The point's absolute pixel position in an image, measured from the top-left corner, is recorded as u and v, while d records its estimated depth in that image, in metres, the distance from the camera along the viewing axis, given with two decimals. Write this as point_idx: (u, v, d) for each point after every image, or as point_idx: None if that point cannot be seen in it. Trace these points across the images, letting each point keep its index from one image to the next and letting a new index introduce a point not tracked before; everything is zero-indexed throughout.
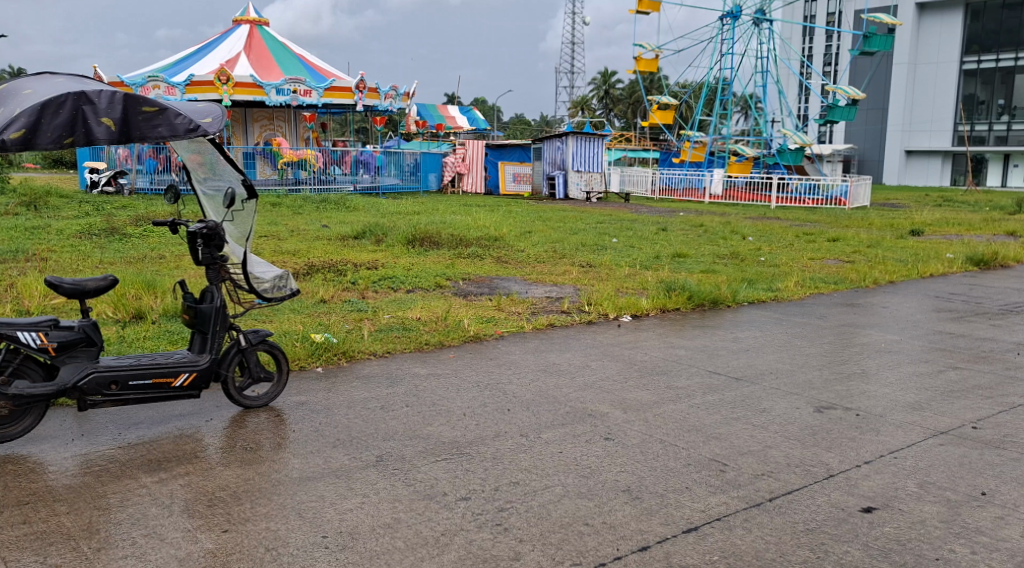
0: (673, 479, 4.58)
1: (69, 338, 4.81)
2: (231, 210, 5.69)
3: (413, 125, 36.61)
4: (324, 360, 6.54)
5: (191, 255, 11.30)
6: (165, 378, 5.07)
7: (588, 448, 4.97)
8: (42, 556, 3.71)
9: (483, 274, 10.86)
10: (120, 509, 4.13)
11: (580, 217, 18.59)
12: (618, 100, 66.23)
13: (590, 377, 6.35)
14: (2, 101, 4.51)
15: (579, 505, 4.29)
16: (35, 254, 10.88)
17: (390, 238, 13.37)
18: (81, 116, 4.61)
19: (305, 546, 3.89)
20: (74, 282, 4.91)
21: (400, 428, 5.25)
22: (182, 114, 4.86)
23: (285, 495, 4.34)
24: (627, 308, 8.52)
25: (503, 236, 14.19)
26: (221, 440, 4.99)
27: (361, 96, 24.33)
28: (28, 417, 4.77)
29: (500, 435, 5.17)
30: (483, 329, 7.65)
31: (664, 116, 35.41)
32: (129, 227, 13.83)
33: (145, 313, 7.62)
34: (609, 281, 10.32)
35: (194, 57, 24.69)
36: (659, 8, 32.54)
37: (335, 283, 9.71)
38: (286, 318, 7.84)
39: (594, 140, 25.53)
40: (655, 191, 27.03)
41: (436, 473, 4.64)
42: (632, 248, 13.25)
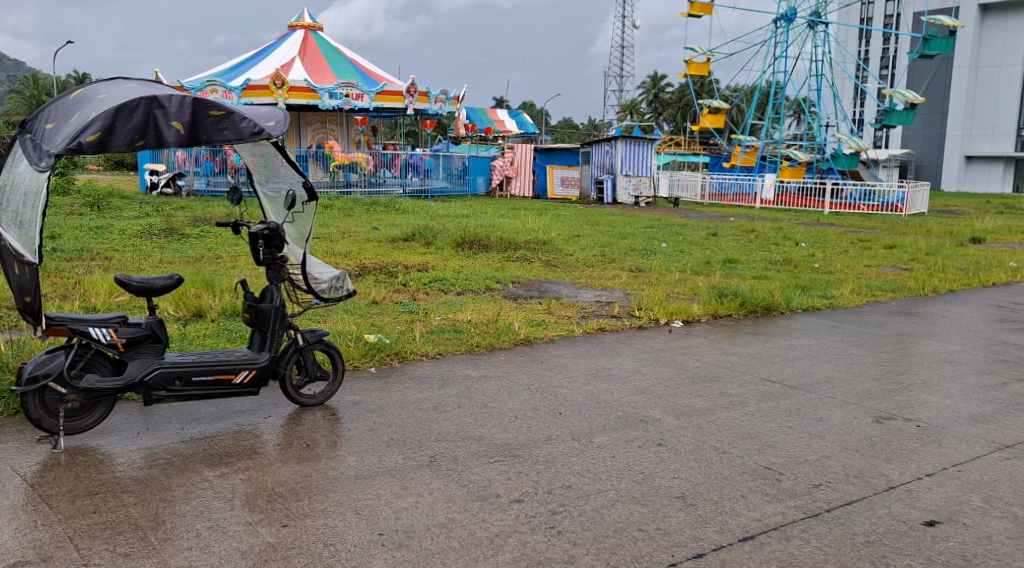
0: (728, 487, 4.56)
1: (137, 334, 4.95)
2: (292, 211, 5.82)
3: (462, 129, 36.82)
4: (378, 360, 6.65)
5: (246, 256, 11.53)
6: (227, 374, 5.20)
7: (641, 454, 4.97)
8: (112, 545, 3.83)
9: (532, 277, 10.90)
10: (184, 501, 4.25)
11: (629, 222, 18.50)
12: (668, 103, 65.81)
13: (641, 382, 6.34)
14: (78, 106, 4.66)
15: (632, 510, 4.30)
16: (98, 254, 11.13)
17: (439, 241, 13.50)
18: (153, 120, 4.76)
19: (362, 543, 3.96)
20: (142, 280, 5.05)
21: (453, 429, 5.31)
22: (247, 118, 5.03)
23: (341, 492, 4.42)
24: (678, 313, 8.49)
25: (551, 240, 14.20)
26: (279, 437, 5.09)
27: (412, 100, 24.45)
28: (98, 410, 4.92)
29: (552, 438, 5.20)
30: (534, 332, 7.71)
31: (714, 120, 35.06)
32: (187, 227, 14.17)
33: (205, 312, 7.80)
34: (659, 285, 10.29)
35: (250, 62, 25.17)
36: (711, 11, 32.26)
37: (386, 285, 9.84)
38: (340, 318, 7.98)
39: (642, 145, 25.66)
40: (705, 196, 26.77)
41: (489, 474, 4.68)
42: (682, 254, 13.18)
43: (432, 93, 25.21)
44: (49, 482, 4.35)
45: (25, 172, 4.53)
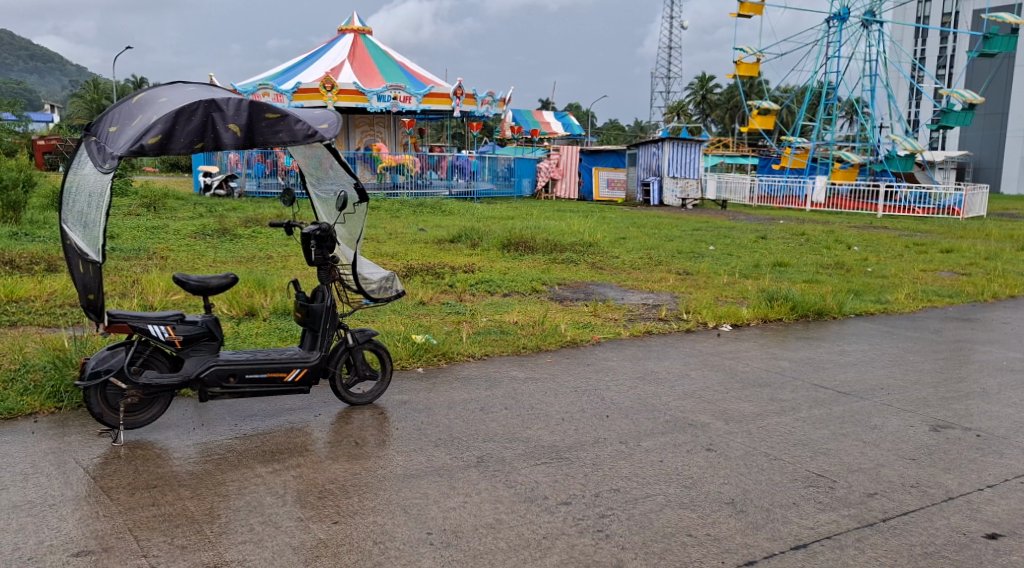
0: (779, 494, 4.52)
1: (193, 332, 5.06)
2: (343, 213, 5.89)
3: (508, 130, 36.91)
4: (425, 361, 6.71)
5: (297, 256, 11.71)
6: (279, 372, 5.30)
7: (690, 459, 4.94)
8: (170, 537, 3.92)
9: (579, 279, 10.89)
10: (238, 496, 4.34)
11: (676, 224, 18.33)
12: (716, 105, 65.24)
13: (690, 386, 6.29)
14: (140, 109, 4.78)
15: (681, 515, 4.28)
16: (155, 254, 11.39)
17: (485, 242, 13.56)
18: (211, 123, 4.86)
19: (411, 542, 4.00)
20: (199, 279, 5.18)
21: (500, 430, 5.34)
22: (302, 120, 5.12)
23: (390, 491, 4.47)
24: (726, 317, 8.41)
25: (597, 242, 14.16)
26: (329, 435, 5.17)
27: (458, 102, 24.56)
28: (155, 406, 5.05)
29: (599, 441, 5.19)
30: (580, 334, 7.71)
31: (765, 121, 34.41)
32: (239, 228, 14.47)
33: (257, 310, 7.95)
34: (707, 288, 10.22)
35: (301, 65, 25.54)
36: (761, 11, 31.86)
37: (433, 286, 9.91)
38: (388, 318, 8.07)
39: (689, 146, 25.39)
40: (754, 198, 26.42)
41: (536, 476, 4.69)
42: (731, 256, 13.04)
43: (478, 96, 25.28)
44: (109, 474, 4.47)
45: (90, 174, 4.66)
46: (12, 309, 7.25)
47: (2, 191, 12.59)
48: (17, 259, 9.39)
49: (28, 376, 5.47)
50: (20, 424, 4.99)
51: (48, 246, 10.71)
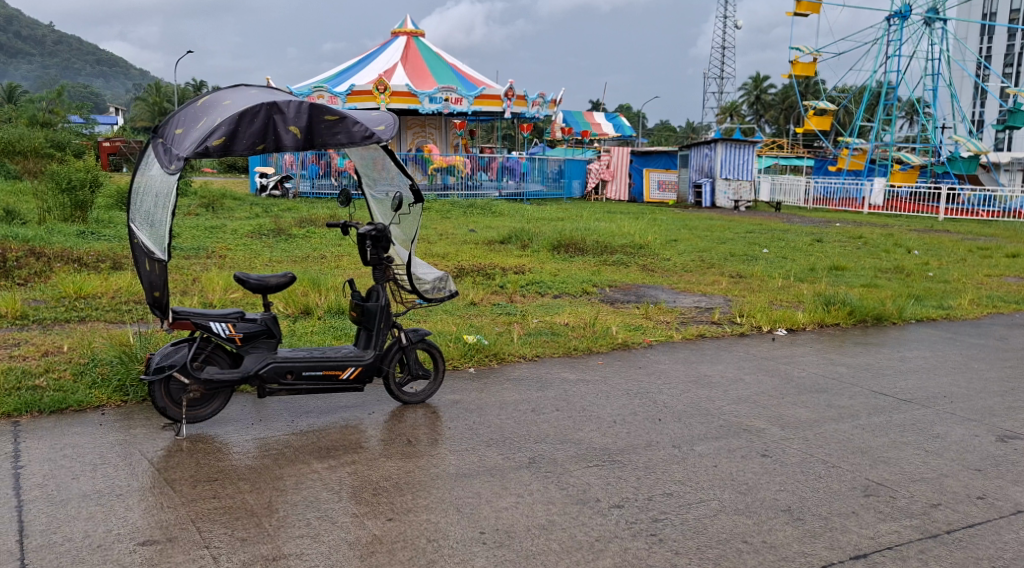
0: (837, 502, 4.45)
1: (253, 329, 5.17)
2: (398, 214, 5.96)
3: (559, 132, 36.82)
4: (476, 361, 6.74)
5: (350, 256, 11.82)
6: (334, 370, 5.38)
7: (745, 464, 4.88)
8: (230, 530, 4.01)
9: (629, 281, 10.86)
10: (295, 491, 4.42)
11: (728, 227, 18.12)
12: (770, 105, 64.37)
13: (744, 391, 6.22)
14: (205, 112, 4.90)
15: (736, 521, 4.24)
16: (214, 252, 11.65)
17: (535, 244, 13.56)
18: (272, 125, 4.97)
19: (464, 540, 4.03)
20: (259, 278, 5.28)
21: (552, 431, 5.35)
22: (359, 122, 5.23)
23: (443, 490, 4.50)
24: (782, 321, 8.28)
25: (648, 244, 14.11)
26: (382, 433, 5.24)
27: (509, 104, 24.61)
28: (216, 401, 5.17)
29: (651, 445, 5.16)
30: (631, 337, 7.67)
31: (821, 123, 33.77)
32: (294, 228, 14.70)
33: (312, 309, 8.08)
34: (761, 292, 10.08)
35: (355, 68, 25.88)
36: (819, 10, 31.35)
37: (484, 287, 9.94)
38: (440, 318, 8.12)
39: (744, 148, 25.06)
40: (809, 201, 25.90)
41: (589, 478, 4.69)
42: (785, 260, 12.84)
43: (530, 97, 25.27)
44: (172, 467, 4.58)
45: (157, 175, 4.77)
46: (80, 306, 7.47)
47: (70, 191, 12.97)
48: (85, 256, 9.67)
49: (96, 371, 5.63)
50: (89, 416, 5.15)
51: (113, 245, 11.00)
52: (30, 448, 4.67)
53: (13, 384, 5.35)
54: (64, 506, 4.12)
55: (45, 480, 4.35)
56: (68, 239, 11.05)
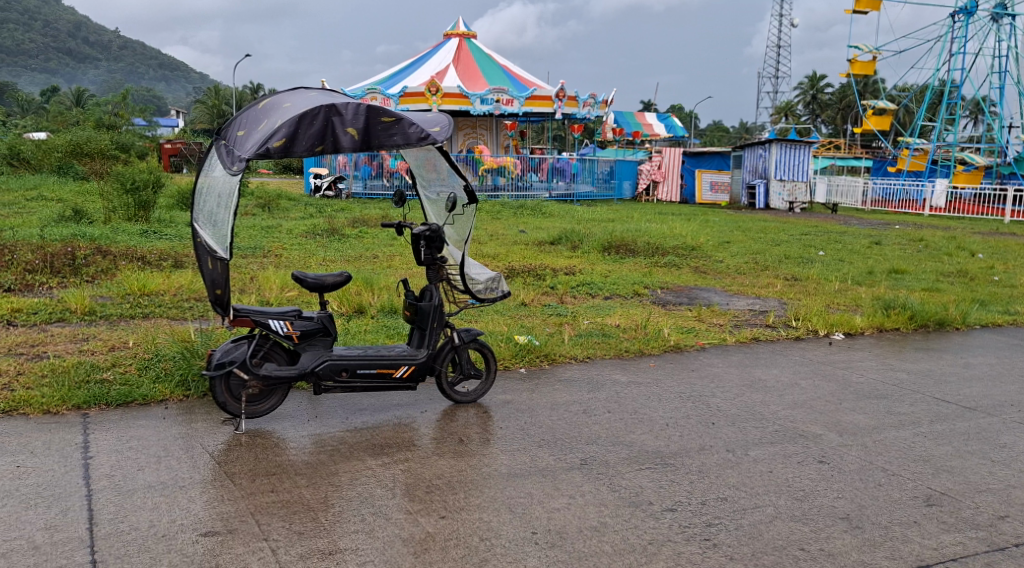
0: (898, 511, 4.36)
1: (309, 327, 5.26)
2: (452, 214, 5.99)
3: (610, 132, 36.64)
4: (528, 361, 6.76)
5: (402, 256, 11.93)
6: (388, 368, 5.44)
7: (802, 471, 4.81)
8: (288, 523, 4.08)
9: (681, 283, 10.79)
10: (350, 487, 4.47)
11: (783, 228, 17.87)
12: (827, 105, 63.29)
13: (800, 396, 6.13)
14: (266, 114, 4.99)
15: (793, 528, 4.18)
16: (270, 251, 11.84)
17: (586, 245, 13.53)
18: (331, 127, 5.05)
19: (516, 540, 4.04)
20: (316, 277, 5.36)
21: (604, 434, 5.32)
22: (415, 124, 5.28)
23: (495, 489, 4.52)
24: (839, 325, 8.13)
25: (700, 246, 13.99)
26: (434, 431, 5.27)
27: (561, 105, 24.55)
28: (273, 397, 5.27)
29: (705, 448, 5.12)
30: (684, 339, 7.62)
31: (880, 122, 32.93)
32: (347, 228, 14.87)
33: (366, 308, 8.17)
34: (817, 295, 9.90)
35: (408, 70, 26.10)
36: (879, 7, 30.67)
37: (535, 288, 9.95)
38: (491, 318, 8.16)
39: (799, 148, 24.63)
40: (866, 202, 25.36)
41: (641, 481, 4.66)
42: (842, 262, 12.62)
43: (581, 97, 25.17)
44: (232, 461, 4.68)
45: (220, 176, 4.88)
46: (144, 303, 7.66)
47: (133, 191, 13.32)
48: (148, 255, 9.91)
49: (160, 365, 5.76)
50: (153, 410, 5.28)
51: (173, 244, 11.24)
52: (98, 440, 4.81)
53: (82, 377, 5.51)
54: (131, 496, 4.23)
55: (113, 470, 4.47)
56: (132, 238, 11.35)
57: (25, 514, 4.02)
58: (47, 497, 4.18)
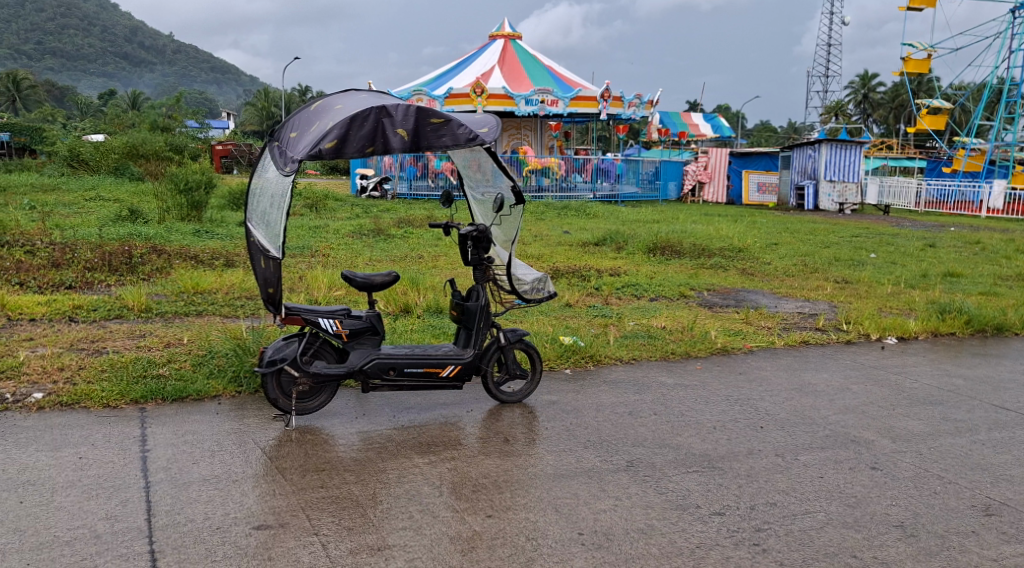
0: (954, 520, 4.26)
1: (358, 326, 5.32)
2: (499, 215, 6.00)
3: (656, 133, 36.37)
4: (573, 362, 6.75)
5: (447, 257, 11.99)
6: (435, 367, 5.48)
7: (853, 476, 4.73)
8: (337, 519, 4.12)
9: (728, 285, 10.66)
10: (398, 484, 4.51)
11: (832, 230, 17.57)
12: (879, 104, 62.13)
13: (851, 401, 6.02)
14: (318, 116, 5.05)
15: (845, 535, 4.11)
16: (318, 251, 12.00)
17: (631, 246, 13.47)
18: (381, 129, 5.10)
19: (562, 540, 4.04)
20: (364, 277, 5.41)
21: (650, 436, 5.29)
22: (464, 125, 5.33)
23: (541, 489, 4.52)
24: (892, 330, 7.98)
25: (747, 247, 13.80)
26: (479, 431, 5.30)
27: (606, 105, 24.43)
28: (323, 394, 5.33)
29: (754, 452, 5.06)
30: (731, 342, 7.53)
31: (935, 122, 32.22)
32: (393, 228, 14.98)
33: (412, 308, 8.22)
34: (869, 299, 9.72)
35: (453, 72, 26.23)
36: (934, 4, 30.03)
37: (580, 289, 9.93)
38: (536, 319, 8.15)
39: (850, 148, 24.17)
40: (919, 203, 24.83)
41: (688, 484, 4.63)
42: (895, 265, 12.35)
43: (626, 97, 25.03)
44: (283, 456, 4.75)
45: (273, 177, 4.95)
46: (198, 301, 7.81)
47: (187, 192, 13.59)
48: (201, 254, 10.12)
49: (213, 362, 5.88)
50: (207, 405, 5.38)
51: (224, 243, 11.43)
52: (155, 433, 4.92)
53: (139, 372, 5.64)
54: (186, 489, 4.32)
55: (169, 463, 4.57)
56: (185, 237, 11.58)
57: (86, 504, 4.12)
58: (107, 488, 4.28)
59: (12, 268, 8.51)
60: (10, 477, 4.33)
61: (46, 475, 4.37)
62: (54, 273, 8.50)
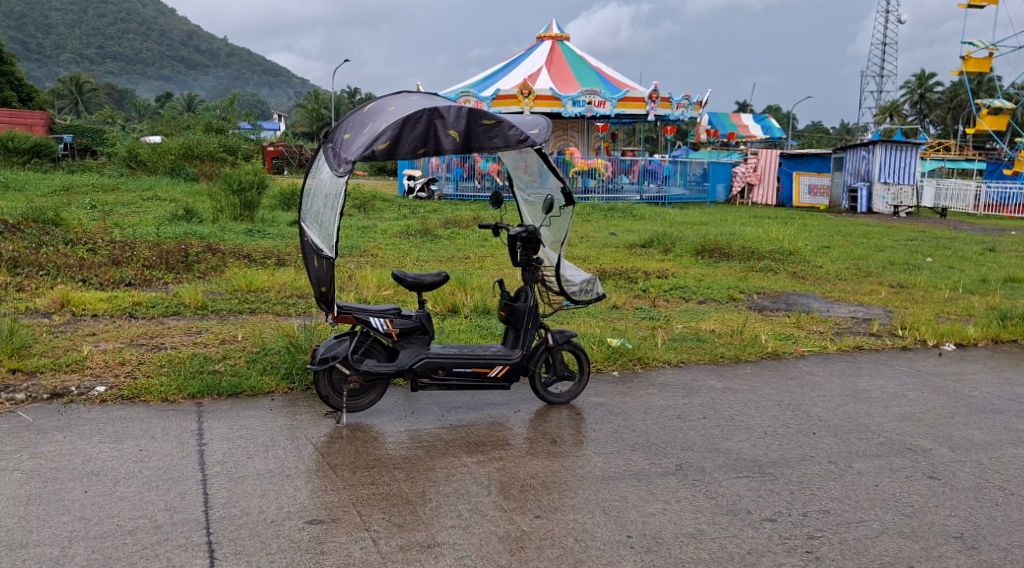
0: (1018, 533, 4.15)
1: (408, 326, 5.36)
2: (549, 216, 6.00)
3: (705, 133, 36.03)
4: (621, 364, 6.73)
5: (493, 257, 12.04)
6: (483, 368, 5.50)
7: (910, 485, 4.63)
8: (388, 515, 4.16)
9: (778, 288, 10.51)
10: (447, 482, 4.53)
11: (886, 233, 17.21)
12: (937, 104, 60.78)
13: (907, 408, 5.89)
14: (372, 117, 5.11)
15: (902, 545, 4.03)
16: (366, 251, 12.14)
17: (678, 248, 13.38)
18: (433, 130, 5.14)
19: (611, 543, 4.02)
20: (415, 277, 5.45)
21: (699, 440, 5.24)
22: (515, 127, 5.33)
23: (590, 491, 4.51)
24: (950, 335, 7.79)
25: (798, 250, 13.60)
26: (527, 431, 5.30)
27: (654, 106, 24.26)
28: (373, 392, 5.39)
29: (806, 459, 4.98)
30: (782, 346, 7.43)
31: (997, 122, 31.38)
32: (440, 229, 15.07)
33: (459, 308, 8.25)
34: (925, 304, 9.52)
35: (501, 73, 26.30)
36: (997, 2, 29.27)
37: (627, 290, 9.88)
38: (583, 321, 8.13)
39: (906, 149, 23.66)
40: (979, 207, 24.14)
41: (739, 489, 4.57)
42: (952, 270, 12.07)
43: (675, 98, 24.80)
44: (334, 452, 4.80)
45: (327, 178, 5.03)
46: (252, 299, 7.95)
47: (240, 192, 13.85)
48: (254, 253, 10.29)
49: (268, 359, 5.98)
50: (260, 401, 5.47)
51: (276, 243, 11.61)
52: (211, 428, 5.02)
53: (196, 367, 5.76)
54: (242, 483, 4.40)
55: (225, 457, 4.65)
56: (239, 237, 11.78)
57: (147, 495, 4.22)
58: (166, 480, 4.37)
59: (74, 265, 8.74)
60: (75, 467, 4.45)
61: (109, 466, 4.48)
62: (115, 271, 8.72)
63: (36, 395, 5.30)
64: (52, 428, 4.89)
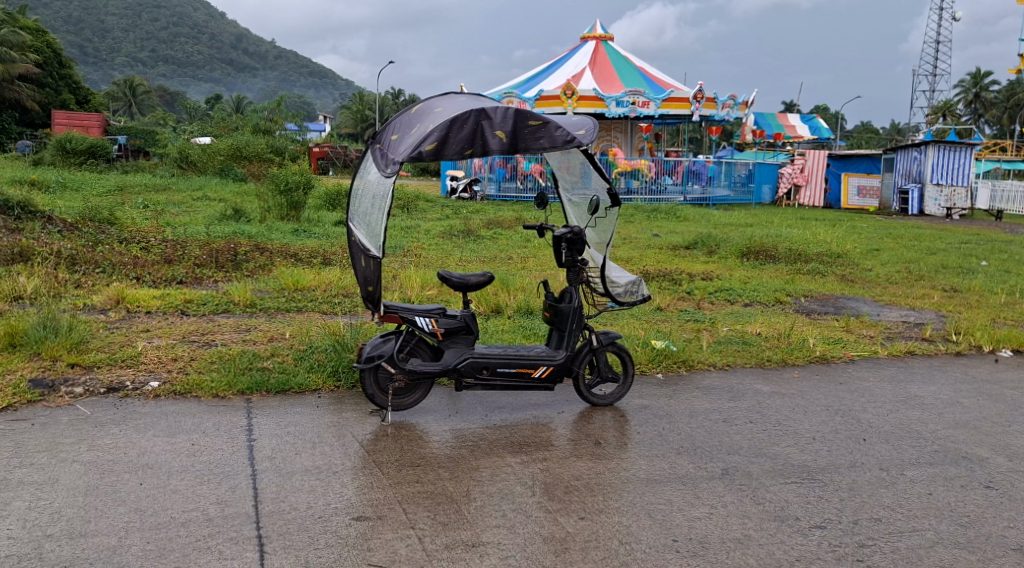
0: None
1: (453, 325, 5.37)
2: (594, 217, 5.96)
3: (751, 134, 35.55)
4: (665, 366, 6.67)
5: (536, 258, 12.04)
6: (527, 368, 5.50)
7: (965, 495, 4.52)
8: (432, 513, 4.17)
9: (826, 291, 10.35)
10: (491, 482, 4.53)
11: (939, 235, 16.84)
12: (993, 104, 59.27)
13: (962, 416, 5.75)
14: (419, 118, 5.14)
15: (957, 556, 3.93)
16: (410, 251, 12.22)
17: (723, 250, 13.24)
18: (480, 131, 5.15)
19: (657, 546, 3.99)
20: (460, 277, 5.46)
21: (746, 444, 5.18)
22: (562, 127, 5.29)
23: (635, 494, 4.47)
24: (1007, 341, 7.58)
25: (847, 253, 13.37)
26: (571, 432, 5.28)
27: (699, 106, 24.01)
28: (418, 391, 5.43)
29: (856, 466, 4.88)
30: (831, 350, 7.31)
31: None
32: (483, 230, 15.10)
33: (503, 308, 8.26)
34: (980, 308, 9.29)
35: (545, 73, 26.26)
36: None
37: (671, 292, 9.80)
38: (626, 322, 8.08)
39: (960, 150, 23.13)
40: None
41: (787, 495, 4.50)
42: (1008, 274, 11.76)
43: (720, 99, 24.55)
44: (379, 451, 4.83)
45: (375, 178, 5.07)
46: (298, 297, 8.04)
47: (287, 192, 14.03)
48: (301, 252, 10.41)
49: (314, 356, 6.05)
50: (308, 398, 5.53)
51: (322, 242, 11.74)
52: (260, 424, 5.08)
53: (245, 364, 5.85)
54: (290, 479, 4.45)
55: (274, 453, 4.71)
56: (285, 236, 11.94)
57: (199, 488, 4.29)
58: (217, 474, 4.44)
59: (128, 263, 8.92)
60: (130, 460, 4.54)
61: (162, 459, 4.56)
62: (166, 269, 8.89)
63: (93, 389, 5.42)
64: (109, 421, 5.00)
